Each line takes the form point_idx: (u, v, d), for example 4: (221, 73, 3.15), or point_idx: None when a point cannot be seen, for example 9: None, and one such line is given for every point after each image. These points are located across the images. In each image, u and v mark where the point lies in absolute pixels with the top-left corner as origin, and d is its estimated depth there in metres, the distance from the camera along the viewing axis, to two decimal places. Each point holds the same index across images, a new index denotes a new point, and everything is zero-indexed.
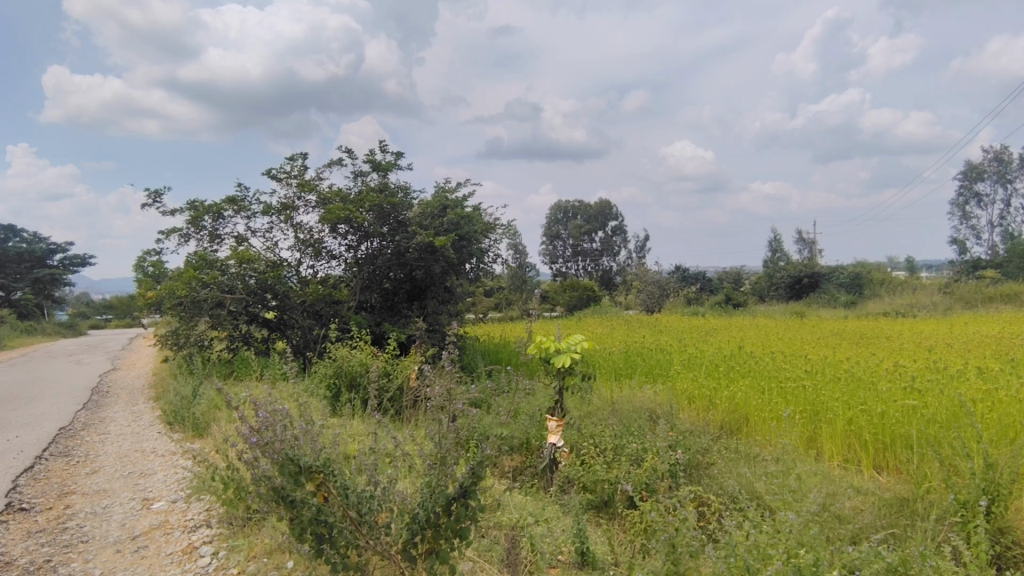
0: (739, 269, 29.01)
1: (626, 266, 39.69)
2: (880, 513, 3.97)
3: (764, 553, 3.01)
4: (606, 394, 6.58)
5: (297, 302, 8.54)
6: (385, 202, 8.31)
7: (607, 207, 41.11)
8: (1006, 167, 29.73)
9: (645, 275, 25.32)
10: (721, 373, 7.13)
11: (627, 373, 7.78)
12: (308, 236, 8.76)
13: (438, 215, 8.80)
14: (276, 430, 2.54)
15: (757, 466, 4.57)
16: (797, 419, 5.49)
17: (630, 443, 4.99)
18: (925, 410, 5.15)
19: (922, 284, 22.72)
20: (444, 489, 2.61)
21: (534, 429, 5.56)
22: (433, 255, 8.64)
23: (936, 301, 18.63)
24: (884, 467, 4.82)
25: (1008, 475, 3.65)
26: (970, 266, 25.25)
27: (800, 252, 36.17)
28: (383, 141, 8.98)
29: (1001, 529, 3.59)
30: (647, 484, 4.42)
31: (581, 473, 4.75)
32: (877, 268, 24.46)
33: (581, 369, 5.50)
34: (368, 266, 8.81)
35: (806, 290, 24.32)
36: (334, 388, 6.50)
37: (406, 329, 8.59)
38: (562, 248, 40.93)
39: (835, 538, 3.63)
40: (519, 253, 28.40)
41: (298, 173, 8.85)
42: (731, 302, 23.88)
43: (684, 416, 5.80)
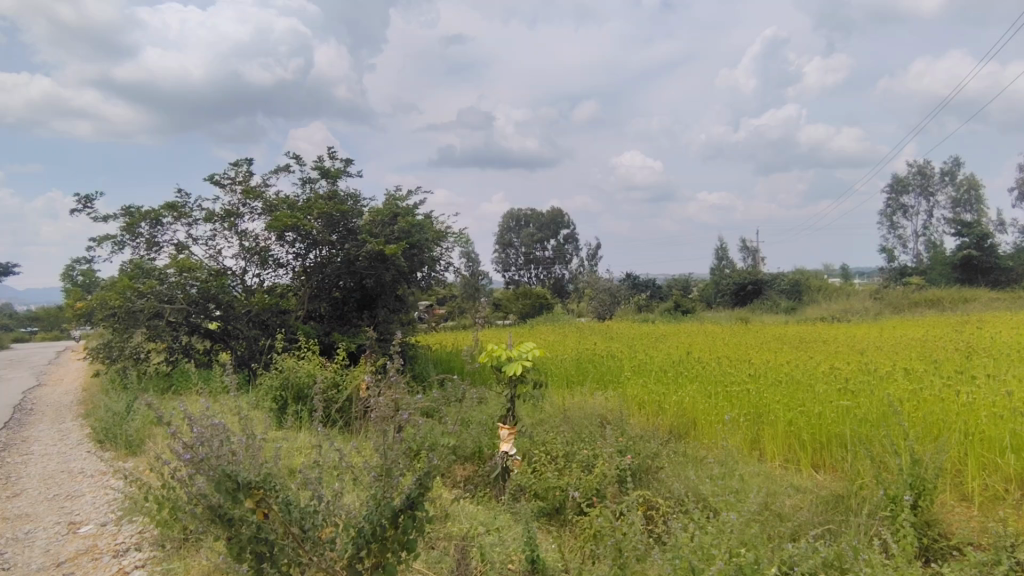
0: (687, 278, 29.88)
1: (578, 273, 40.28)
2: (817, 510, 4.13)
3: (709, 552, 3.08)
4: (558, 400, 6.66)
5: (241, 312, 8.25)
6: (334, 209, 8.14)
7: (559, 215, 41.61)
8: (928, 181, 31.73)
9: (596, 282, 25.72)
10: (669, 379, 7.32)
11: (578, 380, 7.87)
12: (253, 244, 8.50)
13: (389, 222, 8.70)
14: (212, 446, 2.45)
15: (702, 469, 4.70)
16: (741, 421, 5.69)
17: (581, 450, 5.06)
18: (857, 410, 5.42)
19: (855, 290, 23.96)
20: (389, 501, 2.56)
21: (486, 438, 5.59)
22: (383, 264, 8.53)
23: (867, 306, 19.69)
24: (822, 465, 5.04)
25: (932, 470, 3.86)
26: (898, 273, 26.83)
27: (744, 260, 37.63)
28: (331, 148, 8.84)
29: (927, 522, 3.78)
30: (597, 490, 4.45)
31: (533, 480, 4.76)
32: (815, 275, 25.64)
33: (532, 377, 5.53)
34: (316, 275, 8.61)
35: (750, 296, 25.24)
36: (280, 400, 6.31)
37: (356, 339, 8.45)
38: (514, 256, 41.18)
39: (776, 536, 3.76)
40: (472, 261, 28.39)
41: (243, 179, 8.58)
42: (680, 308, 24.52)
43: (633, 422, 5.91)
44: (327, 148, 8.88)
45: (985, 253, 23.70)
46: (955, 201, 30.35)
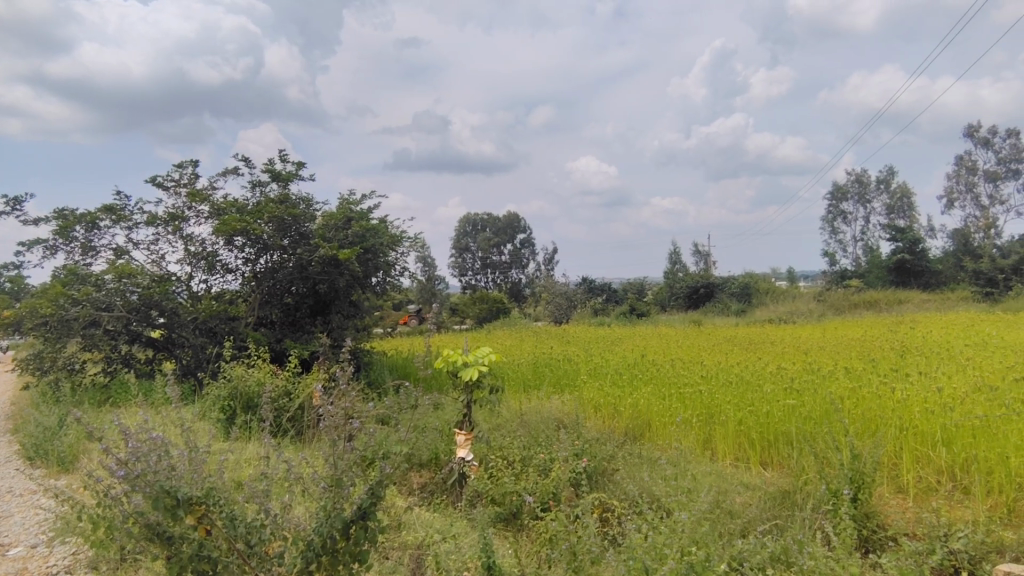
0: (641, 281, 30.47)
1: (535, 277, 40.48)
2: (765, 506, 4.26)
3: (661, 552, 3.14)
4: (514, 405, 6.67)
5: (186, 320, 7.91)
6: (286, 213, 7.94)
7: (515, 219, 41.75)
8: (865, 189, 33.38)
9: (553, 286, 25.86)
10: (624, 381, 7.43)
11: (535, 384, 7.90)
12: (199, 249, 8.19)
13: (343, 227, 8.56)
14: (149, 461, 2.35)
15: (656, 469, 4.79)
16: (693, 422, 5.83)
17: (538, 454, 5.07)
18: (802, 408, 5.63)
19: (800, 292, 24.93)
20: (340, 512, 2.49)
21: (443, 444, 5.54)
22: (337, 269, 8.36)
23: (811, 308, 20.51)
24: (770, 463, 5.21)
25: (871, 465, 4.04)
26: (839, 276, 28.08)
27: (695, 264, 38.64)
28: (282, 150, 8.61)
29: (867, 514, 3.94)
30: (554, 493, 4.47)
31: (490, 486, 4.73)
32: (762, 278, 26.55)
33: (488, 382, 5.51)
34: (267, 280, 8.37)
35: (702, 299, 25.93)
36: (228, 410, 6.09)
37: (309, 346, 8.25)
38: (471, 260, 41.05)
39: (726, 533, 3.86)
40: (428, 265, 28.17)
41: (188, 181, 8.26)
42: (635, 312, 24.98)
43: (589, 425, 5.97)
44: (278, 150, 8.64)
45: (917, 257, 25.09)
46: (889, 207, 32.04)
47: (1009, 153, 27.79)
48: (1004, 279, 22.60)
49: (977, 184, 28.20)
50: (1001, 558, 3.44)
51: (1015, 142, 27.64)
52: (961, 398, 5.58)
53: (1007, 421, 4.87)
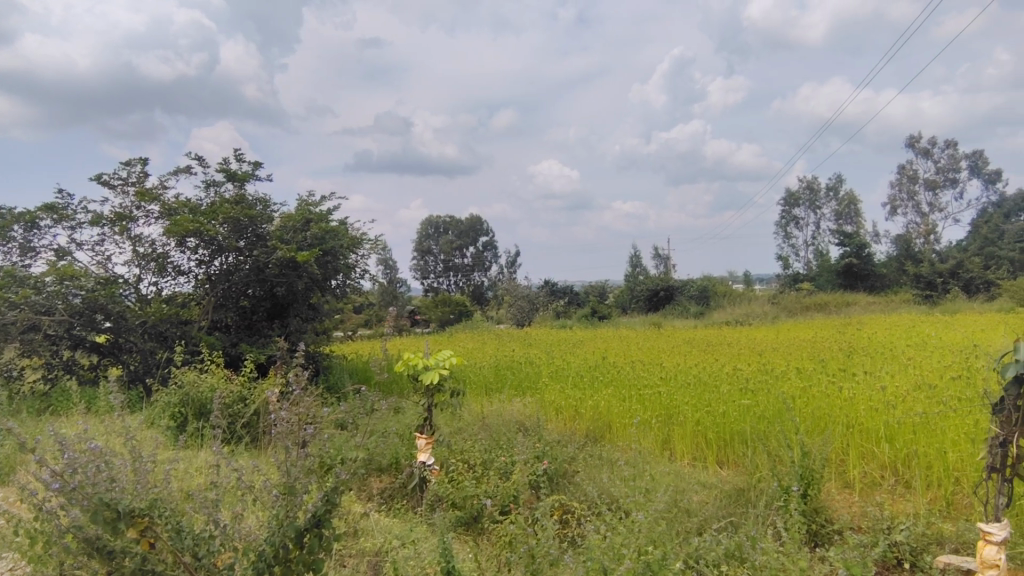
0: (602, 284, 30.88)
1: (497, 280, 40.43)
2: (721, 504, 4.36)
3: (618, 552, 3.17)
4: (476, 408, 6.65)
5: (135, 324, 7.61)
6: (241, 214, 7.72)
7: (478, 222, 41.73)
8: (816, 196, 34.65)
9: (515, 289, 25.90)
10: (585, 384, 7.48)
11: (496, 388, 7.88)
12: (149, 250, 7.89)
13: (301, 229, 8.39)
14: (87, 473, 2.27)
15: (615, 470, 4.84)
16: (652, 423, 5.92)
17: (499, 457, 5.06)
18: (756, 408, 5.80)
19: (755, 295, 25.68)
20: (293, 520, 2.45)
21: (403, 449, 5.49)
22: (295, 271, 8.18)
23: (765, 311, 21.16)
24: (726, 462, 5.34)
25: (820, 461, 4.18)
26: (792, 279, 29.06)
27: (655, 267, 39.31)
28: (237, 149, 8.37)
29: (816, 510, 4.07)
30: (514, 496, 4.46)
31: (450, 490, 4.68)
32: (720, 281, 27.23)
33: (449, 385, 5.48)
34: (222, 283, 8.12)
35: (662, 302, 26.41)
36: (179, 417, 5.88)
37: (265, 350, 8.04)
38: (433, 263, 40.76)
39: (683, 531, 3.94)
40: (389, 268, 27.83)
41: (137, 180, 7.95)
42: (596, 315, 25.24)
43: (551, 427, 6.00)
44: (233, 149, 8.40)
45: (864, 261, 26.17)
46: (838, 214, 33.35)
47: (946, 163, 29.36)
48: (941, 282, 24.22)
49: (917, 192, 29.65)
50: (940, 548, 3.61)
51: (952, 152, 29.23)
52: (903, 396, 5.85)
53: (945, 417, 5.11)
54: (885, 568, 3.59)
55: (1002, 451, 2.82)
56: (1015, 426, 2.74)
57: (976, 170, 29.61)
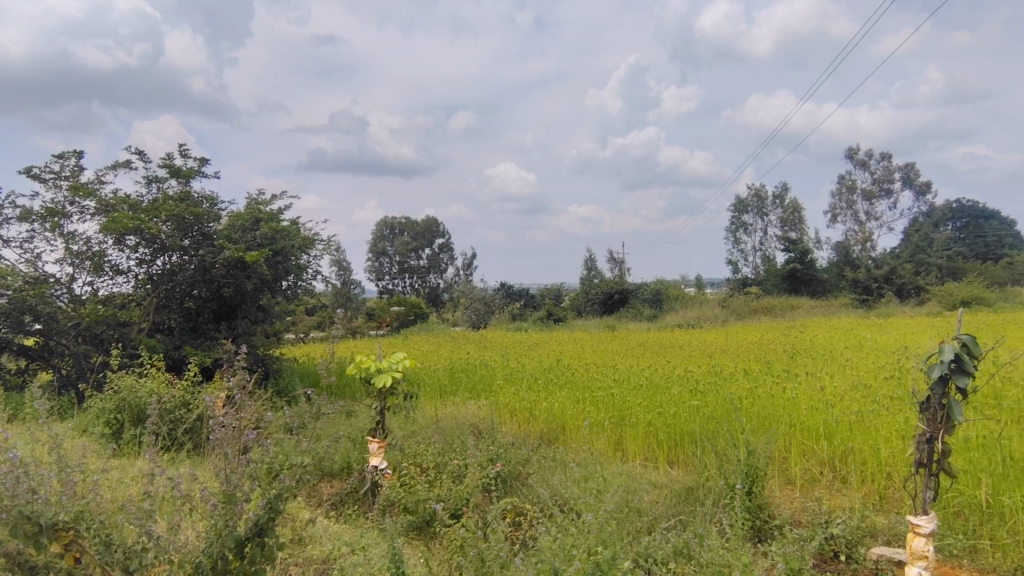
0: (558, 287, 31.15)
1: (454, 282, 40.18)
2: (670, 503, 4.45)
3: (569, 553, 3.20)
4: (430, 411, 6.59)
5: (67, 326, 7.21)
6: (186, 211, 7.42)
7: (434, 224, 41.43)
8: (763, 203, 35.92)
9: (471, 291, 25.79)
10: (539, 386, 7.52)
11: (451, 391, 7.83)
12: (84, 248, 7.49)
13: (250, 228, 8.13)
14: (7, 485, 2.13)
15: (567, 471, 4.88)
16: (605, 424, 6.01)
17: (452, 460, 5.03)
18: (704, 408, 5.96)
19: (706, 298, 26.38)
20: (232, 530, 2.37)
21: (355, 453, 5.40)
22: (243, 272, 7.94)
23: (716, 314, 21.78)
24: (676, 461, 5.46)
25: (764, 460, 4.32)
26: (740, 283, 30.03)
27: (610, 271, 39.91)
28: (182, 145, 8.05)
29: (760, 506, 4.20)
30: (467, 499, 4.44)
31: (402, 494, 4.62)
32: (672, 284, 27.84)
33: (402, 388, 5.41)
34: (164, 284, 7.79)
35: (616, 305, 26.81)
36: (115, 424, 5.60)
37: (211, 353, 7.75)
38: (388, 265, 40.21)
39: (633, 530, 4.00)
40: (342, 269, 27.29)
41: (71, 174, 7.54)
42: (551, 317, 25.44)
43: (504, 430, 6.00)
44: (178, 145, 8.07)
45: (807, 266, 27.28)
46: (784, 221, 34.66)
47: (881, 174, 30.91)
48: (877, 287, 25.51)
49: (856, 201, 31.11)
50: (874, 541, 3.78)
51: (887, 164, 30.80)
52: (841, 395, 6.11)
53: (878, 415, 5.38)
54: (823, 561, 3.73)
55: (929, 447, 2.99)
56: (940, 423, 2.91)
57: (908, 181, 31.29)
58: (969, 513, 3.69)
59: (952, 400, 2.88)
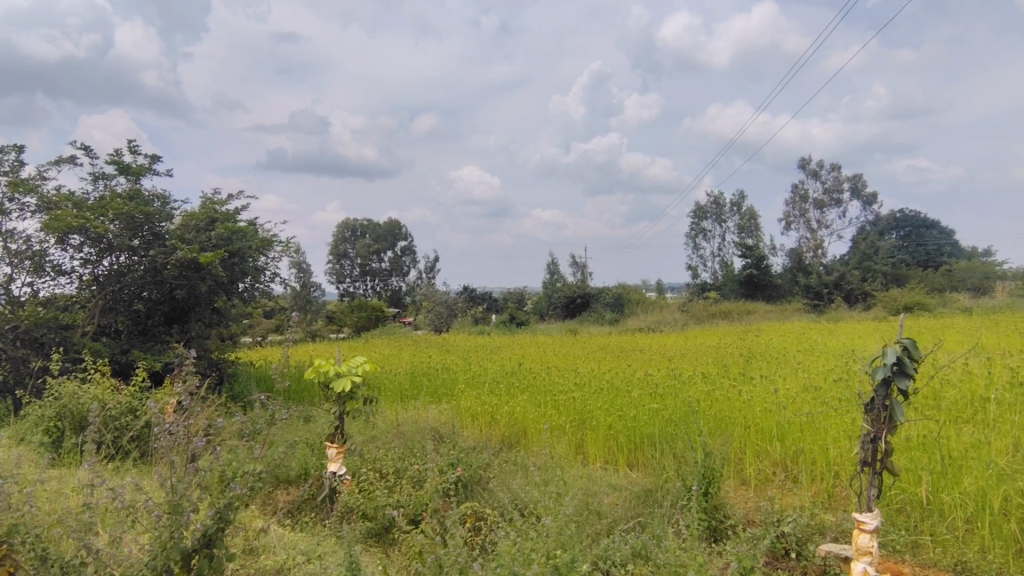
0: (521, 291, 31.28)
1: (416, 285, 39.86)
2: (629, 505, 4.51)
3: (527, 557, 3.20)
4: (390, 416, 6.51)
5: (4, 329, 6.86)
6: (135, 210, 7.15)
7: (396, 226, 41.06)
8: (721, 210, 36.86)
9: (433, 294, 25.60)
10: (501, 390, 7.52)
11: (411, 395, 7.74)
12: (23, 247, 7.13)
13: (204, 229, 7.88)
14: None
15: (527, 476, 4.88)
16: (565, 428, 6.05)
17: (412, 465, 4.98)
18: (663, 411, 6.05)
19: (666, 303, 26.87)
20: (178, 542, 2.31)
21: (313, 459, 5.29)
22: (198, 273, 7.70)
23: (675, 318, 22.20)
24: (636, 463, 5.53)
25: (720, 461, 4.42)
26: (699, 288, 30.74)
27: (572, 275, 40.26)
28: (132, 141, 7.75)
29: (716, 506, 4.28)
30: (426, 505, 4.39)
31: (361, 500, 4.53)
32: (633, 288, 28.27)
33: (362, 392, 5.31)
34: (112, 285, 7.45)
35: (578, 309, 27.07)
36: (55, 432, 5.34)
37: (161, 357, 7.48)
38: (350, 268, 39.60)
39: (592, 533, 4.04)
40: (302, 271, 26.75)
41: (10, 169, 7.18)
42: (514, 321, 25.55)
43: (466, 434, 5.96)
44: (127, 140, 7.77)
45: (762, 272, 28.12)
46: (740, 227, 35.64)
47: (832, 184, 32.15)
48: (827, 293, 26.50)
49: (808, 210, 32.26)
50: (822, 537, 3.91)
51: (836, 175, 32.04)
52: (794, 397, 6.32)
53: (827, 416, 5.57)
54: (775, 558, 3.83)
55: (873, 447, 3.11)
56: (884, 424, 3.04)
57: (857, 192, 32.64)
58: (911, 509, 3.86)
59: (894, 401, 3.01)
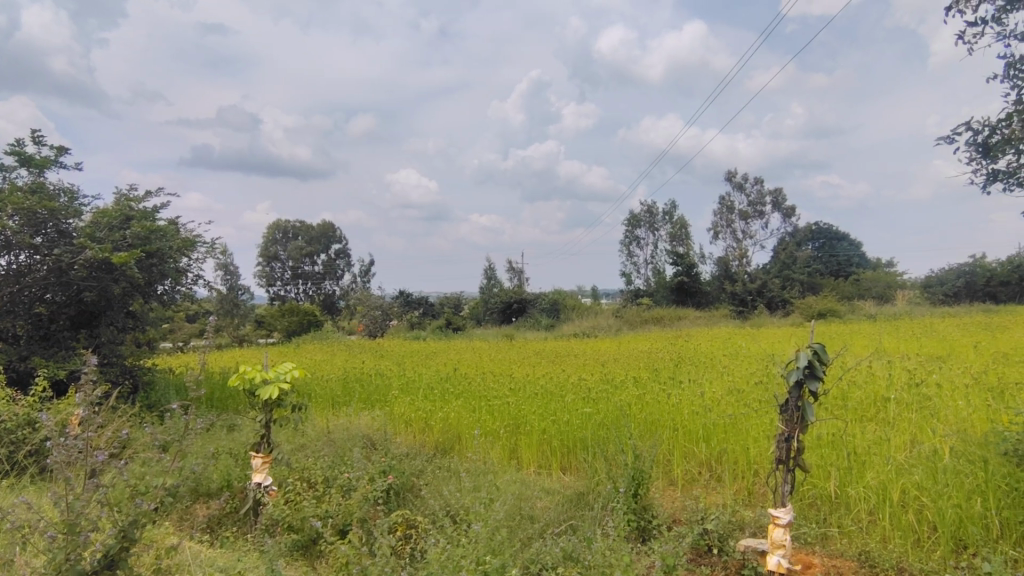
0: (458, 295, 31.21)
1: (351, 289, 38.94)
2: (561, 508, 4.57)
3: (456, 564, 3.17)
4: (320, 423, 6.31)
5: None
6: (38, 205, 6.61)
7: (331, 229, 40.00)
8: (654, 219, 38.11)
9: (368, 299, 25.03)
10: (436, 395, 7.44)
11: (343, 402, 7.54)
12: None
13: (118, 227, 7.39)
14: None
15: (459, 482, 4.84)
16: (499, 433, 6.06)
17: (341, 473, 4.83)
18: (596, 415, 6.17)
19: (600, 308, 27.46)
20: (74, 565, 2.16)
21: (236, 470, 5.04)
22: (110, 274, 7.21)
23: (609, 324, 22.74)
24: (568, 467, 5.60)
25: (648, 463, 4.54)
26: (632, 294, 31.66)
27: (510, 280, 40.41)
28: (37, 130, 7.18)
29: (645, 507, 4.39)
30: (356, 515, 4.27)
31: (287, 512, 4.35)
32: (569, 294, 28.73)
33: (291, 399, 5.11)
34: (9, 286, 6.84)
35: (515, 314, 27.27)
36: None
37: (65, 364, 6.95)
38: (280, 271, 38.20)
39: (524, 537, 4.06)
40: (228, 273, 25.54)
41: None
42: (450, 326, 25.46)
43: (398, 441, 5.86)
44: (31, 130, 7.18)
45: (692, 280, 29.29)
46: (672, 236, 36.95)
47: (755, 197, 33.93)
48: (751, 300, 28.12)
49: (734, 221, 33.89)
50: (742, 533, 4.09)
51: (760, 189, 33.83)
52: (718, 400, 6.60)
53: (749, 418, 5.84)
54: (697, 555, 3.98)
55: (787, 445, 3.29)
56: (796, 423, 3.22)
57: (778, 205, 34.59)
58: (821, 503, 4.11)
59: (805, 402, 3.20)
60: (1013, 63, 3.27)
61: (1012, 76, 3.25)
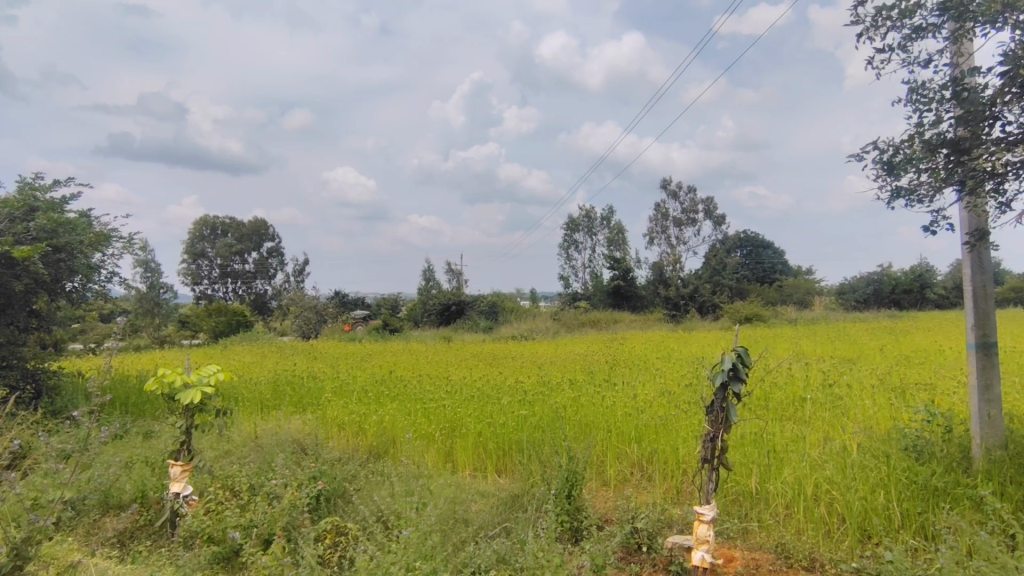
0: (396, 296, 30.72)
1: (284, 288, 37.58)
2: (496, 511, 4.55)
3: (384, 570, 3.11)
4: (247, 428, 6.04)
5: None
6: None
7: (263, 226, 38.49)
8: (592, 223, 38.86)
9: (301, 299, 24.13)
10: (370, 399, 7.27)
11: (272, 406, 7.24)
12: None
13: (21, 218, 6.82)
14: None
15: (392, 486, 4.74)
16: (435, 437, 5.99)
17: (267, 481, 4.63)
18: (532, 417, 6.21)
19: (538, 310, 27.71)
20: None
21: (152, 479, 4.74)
22: (11, 269, 6.63)
23: (547, 326, 23.02)
24: (503, 470, 5.60)
25: (581, 464, 4.60)
26: (570, 297, 32.17)
27: (450, 281, 40.15)
28: None
29: (577, 508, 4.44)
30: (283, 523, 4.09)
31: (207, 523, 4.11)
32: (508, 296, 28.83)
33: (215, 404, 4.84)
34: None
35: (453, 316, 27.11)
36: None
37: None
38: (207, 269, 36.38)
39: (457, 541, 4.01)
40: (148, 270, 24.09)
41: None
42: (387, 327, 24.99)
43: (330, 446, 5.69)
44: None
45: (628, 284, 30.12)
46: (610, 241, 37.79)
47: (689, 205, 35.21)
48: (683, 304, 29.07)
49: (668, 227, 35.05)
50: (670, 530, 4.21)
51: (693, 197, 35.12)
52: (649, 402, 6.78)
53: (678, 419, 6.04)
54: (628, 553, 4.05)
55: (712, 444, 3.42)
56: (721, 424, 3.35)
57: (710, 213, 36.03)
58: (743, 499, 4.31)
59: (730, 403, 3.34)
60: (915, 89, 3.53)
61: (914, 100, 3.52)
